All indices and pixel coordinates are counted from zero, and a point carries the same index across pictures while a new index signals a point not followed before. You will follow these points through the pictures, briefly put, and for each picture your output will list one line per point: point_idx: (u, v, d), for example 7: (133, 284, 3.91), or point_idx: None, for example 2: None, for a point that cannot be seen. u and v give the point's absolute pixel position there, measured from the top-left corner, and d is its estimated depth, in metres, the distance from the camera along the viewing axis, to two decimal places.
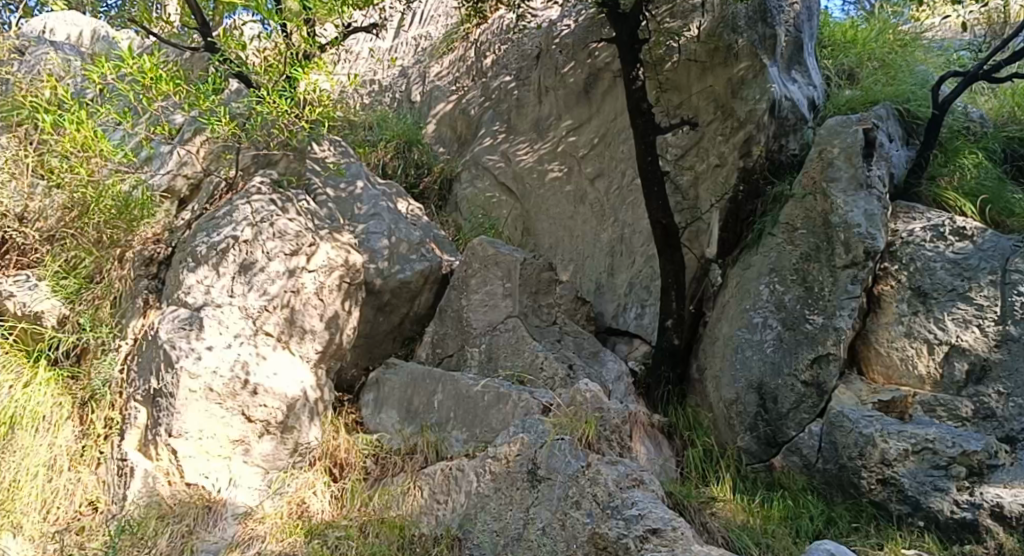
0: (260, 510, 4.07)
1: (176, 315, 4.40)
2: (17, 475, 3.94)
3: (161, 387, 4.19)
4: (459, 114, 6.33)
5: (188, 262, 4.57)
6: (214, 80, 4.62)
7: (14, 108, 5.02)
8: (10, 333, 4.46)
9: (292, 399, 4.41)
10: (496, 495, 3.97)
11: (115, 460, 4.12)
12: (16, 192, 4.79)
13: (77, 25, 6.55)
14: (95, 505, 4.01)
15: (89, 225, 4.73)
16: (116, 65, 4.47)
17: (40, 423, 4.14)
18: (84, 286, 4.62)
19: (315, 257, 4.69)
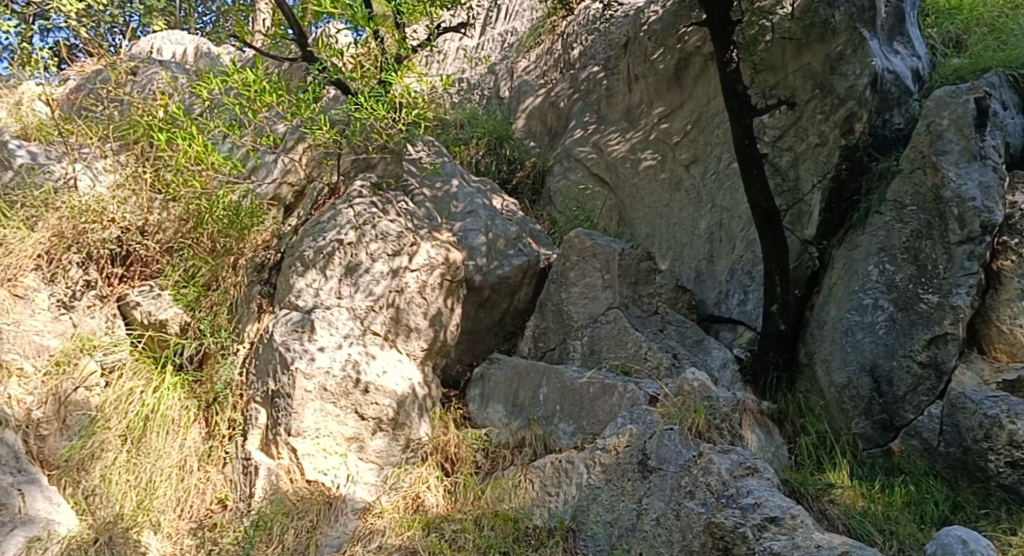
0: (377, 505, 4.19)
1: (289, 318, 4.56)
2: (153, 475, 4.13)
3: (279, 388, 4.36)
4: (549, 107, 6.33)
5: (297, 266, 4.74)
6: (313, 88, 4.74)
7: (131, 127, 5.21)
8: (139, 341, 4.68)
9: (401, 396, 4.51)
10: (608, 486, 3.99)
11: (240, 460, 4.30)
12: (135, 207, 4.96)
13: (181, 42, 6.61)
14: (224, 502, 4.19)
15: (203, 234, 4.93)
16: (223, 80, 4.70)
17: (170, 426, 4.31)
18: (202, 294, 4.81)
19: (416, 256, 4.76)
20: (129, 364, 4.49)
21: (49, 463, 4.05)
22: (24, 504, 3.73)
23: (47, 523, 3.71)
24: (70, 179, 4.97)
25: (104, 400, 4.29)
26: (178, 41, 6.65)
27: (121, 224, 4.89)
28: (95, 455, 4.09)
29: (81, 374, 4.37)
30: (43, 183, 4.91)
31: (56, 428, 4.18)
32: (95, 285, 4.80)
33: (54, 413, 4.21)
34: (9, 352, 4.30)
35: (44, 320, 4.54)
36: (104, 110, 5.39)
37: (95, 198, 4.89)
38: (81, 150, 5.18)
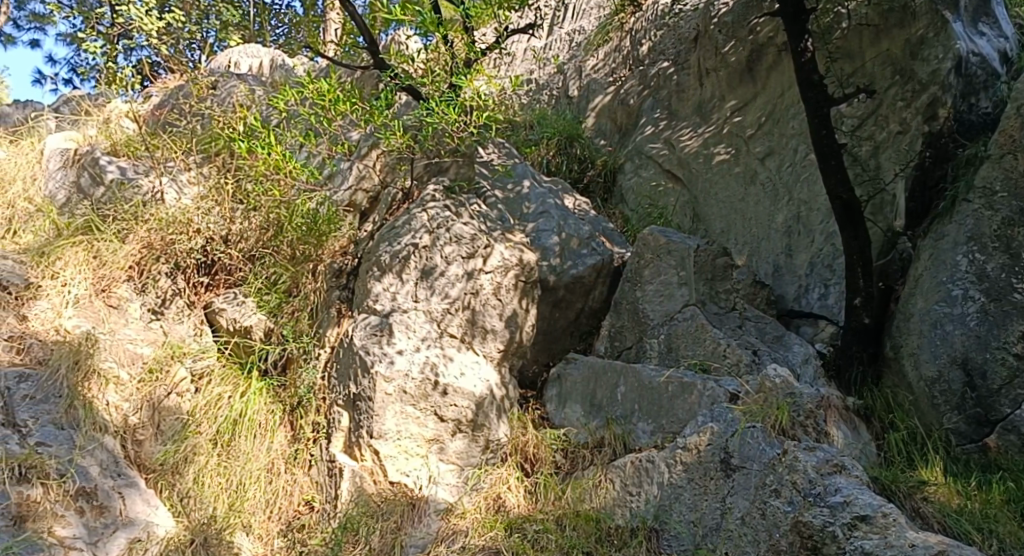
0: (460, 506, 4.23)
1: (367, 322, 4.62)
2: (243, 478, 4.25)
3: (360, 392, 4.44)
4: (619, 105, 6.29)
5: (374, 271, 4.79)
6: (386, 96, 4.81)
7: (212, 139, 5.41)
8: (226, 347, 4.83)
9: (479, 397, 4.53)
10: (690, 485, 3.94)
11: (325, 462, 4.39)
12: (218, 217, 5.08)
13: (257, 56, 6.68)
14: (311, 504, 4.30)
15: (283, 242, 5.05)
16: (299, 91, 4.84)
17: (258, 429, 4.43)
18: (284, 300, 4.93)
19: (491, 258, 4.80)
20: (217, 370, 4.62)
21: (145, 467, 4.18)
22: (125, 506, 3.87)
23: (146, 525, 3.84)
24: (157, 192, 5.12)
25: (195, 405, 4.43)
26: (254, 55, 6.70)
27: (205, 234, 5.02)
28: (188, 459, 4.23)
29: (172, 380, 4.52)
30: (133, 197, 5.08)
31: (151, 433, 4.30)
32: (183, 293, 4.97)
33: (148, 418, 4.34)
34: (107, 360, 4.41)
35: (137, 328, 4.69)
36: (187, 124, 5.56)
37: (181, 210, 5.02)
38: (166, 163, 5.34)
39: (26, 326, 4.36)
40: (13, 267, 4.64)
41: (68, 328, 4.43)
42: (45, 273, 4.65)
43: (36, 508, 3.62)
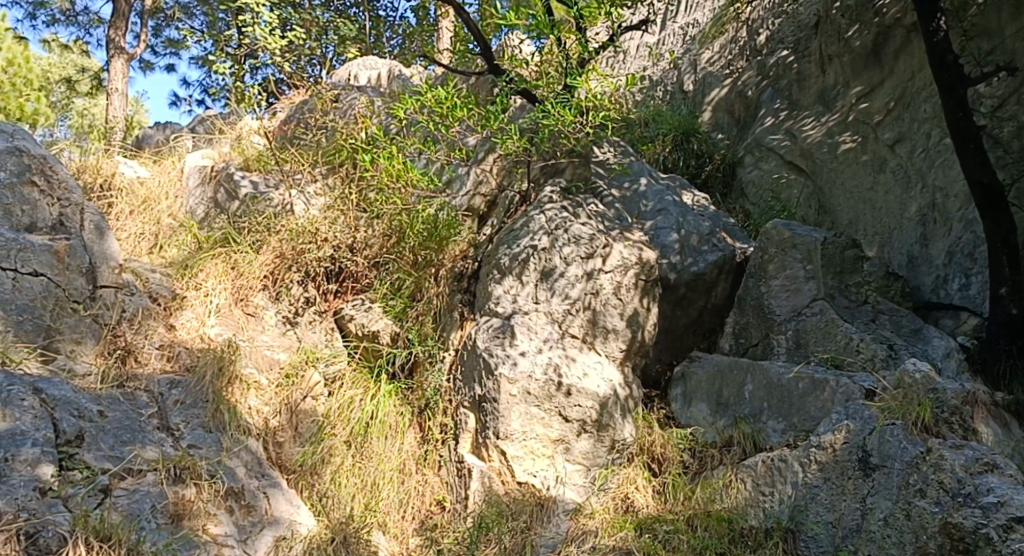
0: (588, 506, 4.24)
1: (490, 324, 4.69)
2: (377, 479, 4.41)
3: (485, 393, 4.51)
4: (736, 97, 6.16)
5: (493, 274, 4.86)
6: (501, 100, 4.87)
7: (336, 150, 5.60)
8: (356, 351, 4.98)
9: (604, 397, 4.51)
10: (827, 485, 3.81)
11: (454, 463, 4.53)
12: (344, 226, 5.26)
13: (376, 67, 6.85)
14: (443, 504, 4.46)
15: (406, 248, 5.16)
16: (418, 100, 4.93)
17: (389, 431, 4.60)
18: (408, 305, 5.05)
19: (610, 258, 4.77)
20: (348, 374, 4.81)
21: (287, 468, 4.36)
22: (270, 505, 4.06)
23: (290, 523, 4.03)
24: (287, 204, 5.32)
25: (329, 407, 4.61)
26: (372, 66, 6.87)
27: (332, 243, 5.20)
28: (325, 460, 4.39)
29: (307, 384, 4.71)
30: (265, 209, 5.28)
31: (290, 435, 4.49)
32: (313, 301, 5.16)
33: (287, 421, 4.53)
34: (248, 366, 4.64)
35: (273, 335, 4.91)
36: (313, 137, 5.78)
37: (309, 220, 5.22)
38: (294, 176, 5.56)
39: (174, 335, 4.60)
40: (162, 278, 4.87)
41: (211, 335, 4.67)
42: (189, 285, 4.88)
43: (190, 507, 3.81)
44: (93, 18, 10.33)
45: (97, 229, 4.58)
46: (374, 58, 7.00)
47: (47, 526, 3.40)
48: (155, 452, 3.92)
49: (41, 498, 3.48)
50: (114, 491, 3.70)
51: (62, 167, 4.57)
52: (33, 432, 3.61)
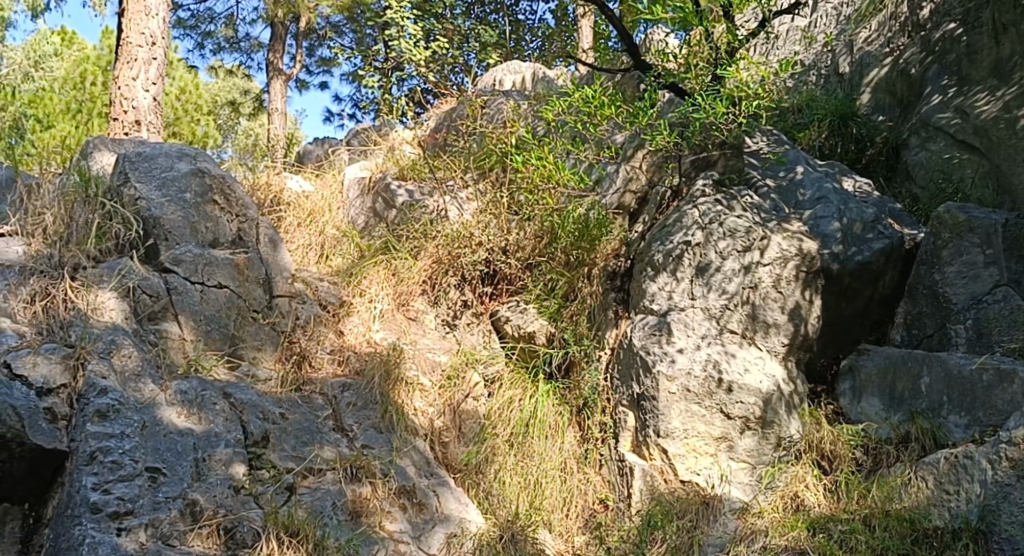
0: (756, 505, 4.15)
1: (645, 322, 4.67)
2: (539, 477, 4.49)
3: (644, 391, 4.50)
4: (898, 76, 5.85)
5: (647, 271, 4.82)
6: (649, 95, 4.83)
7: (487, 155, 5.72)
8: (513, 352, 5.07)
9: (767, 393, 4.41)
10: (1021, 483, 3.56)
11: (615, 461, 4.56)
12: (496, 229, 5.34)
13: (519, 71, 6.84)
14: (606, 502, 4.51)
15: (558, 249, 5.19)
16: (566, 101, 4.99)
17: (549, 430, 4.67)
18: (563, 305, 5.10)
19: (768, 250, 4.65)
20: (506, 375, 4.90)
21: (453, 467, 4.49)
22: (440, 503, 4.20)
23: (460, 521, 4.15)
24: (441, 210, 5.49)
25: (490, 408, 4.72)
26: (516, 71, 6.83)
27: (486, 247, 5.28)
28: (489, 459, 4.50)
29: (468, 385, 4.83)
30: (421, 217, 5.44)
31: (454, 435, 4.62)
32: (470, 304, 5.30)
33: (451, 421, 4.68)
34: (412, 369, 4.81)
35: (434, 338, 5.09)
36: (463, 143, 5.90)
37: (462, 225, 5.35)
38: (446, 183, 5.70)
39: (344, 340, 4.85)
40: (329, 287, 5.11)
41: (377, 339, 4.90)
42: (354, 291, 5.11)
43: (368, 504, 4.00)
44: (253, 43, 10.98)
45: (270, 242, 4.91)
46: (519, 62, 6.99)
47: (243, 521, 3.64)
48: (333, 452, 4.14)
49: (236, 495, 3.73)
50: (299, 489, 3.93)
51: (238, 185, 4.86)
52: (226, 433, 3.87)
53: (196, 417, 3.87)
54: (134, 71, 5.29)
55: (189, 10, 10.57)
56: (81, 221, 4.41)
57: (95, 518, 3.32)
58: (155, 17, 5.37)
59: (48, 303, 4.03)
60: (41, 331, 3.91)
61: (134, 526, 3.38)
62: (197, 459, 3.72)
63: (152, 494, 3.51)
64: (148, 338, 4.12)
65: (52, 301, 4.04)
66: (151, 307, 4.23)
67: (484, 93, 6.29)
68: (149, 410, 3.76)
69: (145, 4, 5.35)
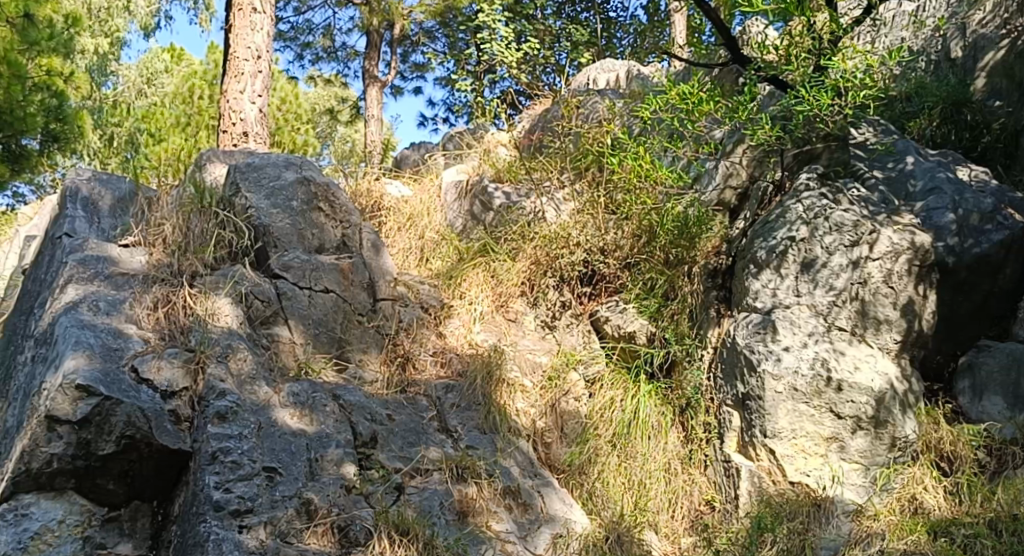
0: (872, 508, 4.03)
1: (749, 320, 4.58)
2: (644, 478, 4.47)
3: (749, 390, 4.43)
4: (1017, 59, 5.57)
5: (750, 268, 4.73)
6: (749, 89, 4.72)
7: (583, 155, 5.68)
8: (613, 352, 5.04)
9: (879, 392, 4.26)
10: None
11: (721, 462, 4.49)
12: (594, 229, 5.33)
13: (613, 69, 6.83)
14: (712, 503, 4.44)
15: (657, 248, 5.14)
16: (663, 98, 4.90)
17: (652, 431, 4.64)
18: (663, 304, 5.03)
19: (878, 244, 4.49)
20: (607, 375, 4.89)
21: (556, 468, 4.51)
22: (545, 504, 4.20)
23: (565, 522, 4.13)
24: (539, 212, 5.50)
25: (592, 408, 4.72)
26: (610, 69, 6.84)
27: (585, 247, 5.29)
28: (592, 459, 4.50)
29: (569, 385, 4.85)
30: (519, 218, 5.47)
31: (557, 436, 4.65)
32: (570, 305, 5.30)
33: (554, 422, 4.69)
34: (513, 370, 4.84)
35: (534, 339, 5.12)
36: (560, 142, 5.87)
37: (561, 225, 5.36)
38: (543, 184, 5.73)
39: (445, 342, 4.92)
40: (430, 290, 5.20)
41: (478, 341, 4.94)
42: (455, 294, 5.19)
43: (474, 504, 4.02)
44: (350, 52, 11.24)
45: (373, 246, 5.00)
46: (613, 61, 6.98)
47: (355, 520, 3.73)
48: (439, 453, 4.20)
49: (348, 494, 3.82)
50: (407, 489, 3.99)
51: (342, 192, 4.97)
52: (336, 434, 3.99)
53: (307, 418, 4.01)
54: (241, 85, 5.50)
55: (288, 22, 10.93)
56: (198, 230, 4.59)
57: (218, 516, 3.47)
58: (260, 31, 5.58)
59: (170, 309, 4.21)
60: (164, 336, 4.09)
61: (254, 523, 3.52)
62: (311, 459, 3.84)
63: (269, 493, 3.63)
64: (261, 342, 4.27)
65: (172, 308, 4.21)
66: (263, 312, 4.39)
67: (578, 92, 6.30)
68: (264, 411, 3.90)
69: (251, 18, 5.57)
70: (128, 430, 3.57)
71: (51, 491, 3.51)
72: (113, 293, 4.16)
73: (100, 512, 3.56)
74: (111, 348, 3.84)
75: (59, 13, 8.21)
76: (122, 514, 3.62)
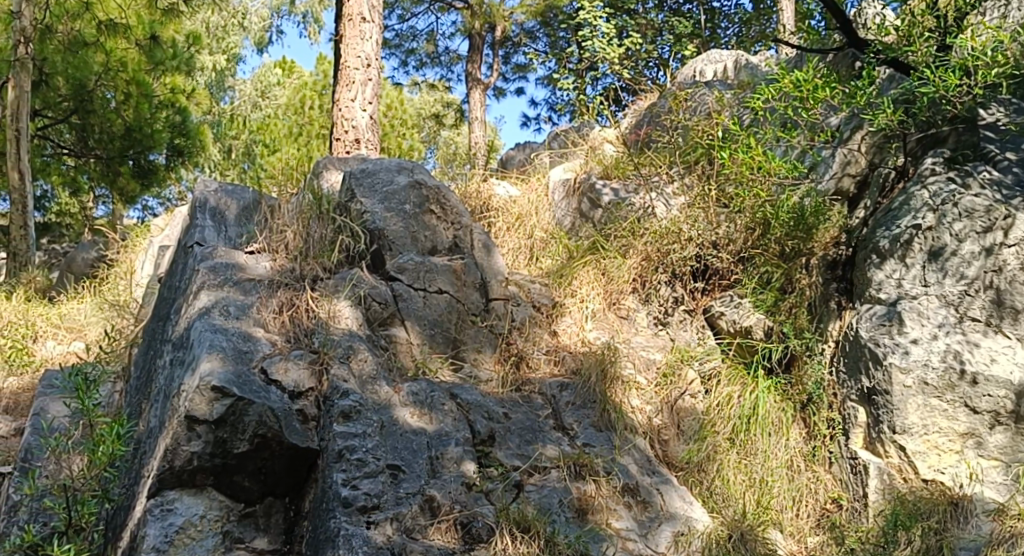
0: (1015, 507, 3.84)
1: (872, 312, 4.42)
2: (765, 475, 4.38)
3: (875, 385, 4.28)
4: None
5: (872, 258, 4.56)
6: (868, 73, 4.57)
7: (693, 148, 5.62)
8: (729, 348, 5.00)
9: (1019, 385, 4.06)
10: None
11: (847, 459, 4.36)
12: (706, 223, 5.24)
13: (720, 61, 6.71)
14: (839, 502, 4.32)
15: (772, 240, 5.02)
16: (777, 87, 4.79)
17: (773, 427, 4.54)
18: (780, 297, 4.93)
19: (1013, 229, 4.29)
20: (724, 371, 4.81)
21: (674, 465, 4.43)
22: (665, 502, 4.14)
23: (687, 520, 4.08)
24: (648, 207, 5.48)
25: (709, 405, 4.64)
26: (717, 60, 6.71)
27: (697, 242, 5.22)
28: (710, 457, 4.41)
29: (685, 383, 4.77)
30: (629, 214, 5.46)
31: (674, 433, 4.56)
32: (682, 301, 5.24)
33: (670, 419, 4.60)
34: (627, 367, 4.78)
35: (647, 337, 5.06)
36: (669, 137, 5.82)
37: (671, 221, 5.29)
38: (652, 179, 5.68)
39: (558, 340, 4.93)
40: (541, 289, 5.22)
41: (591, 339, 4.94)
42: (566, 292, 5.18)
43: (593, 502, 4.00)
44: (453, 57, 11.40)
45: (484, 247, 5.07)
46: (720, 51, 6.86)
47: (477, 517, 3.76)
48: (556, 451, 4.20)
49: (469, 491, 3.85)
50: (526, 486, 4.01)
51: (452, 194, 5.04)
52: (455, 433, 4.05)
53: (427, 417, 4.08)
54: (353, 93, 5.67)
55: (392, 31, 11.23)
56: (317, 236, 4.75)
57: (347, 512, 3.56)
58: (369, 40, 5.72)
59: (295, 313, 4.36)
60: (290, 339, 4.24)
61: (381, 519, 3.60)
62: (432, 457, 3.90)
63: (393, 490, 3.72)
64: (380, 343, 4.39)
65: (296, 312, 4.37)
66: (381, 314, 4.49)
67: (686, 86, 6.16)
68: (386, 410, 3.99)
69: (360, 28, 5.72)
70: (260, 429, 3.72)
71: (192, 488, 3.68)
72: (241, 298, 4.32)
73: (237, 508, 3.71)
74: (242, 351, 3.99)
75: (182, 31, 8.95)
76: (257, 510, 3.75)
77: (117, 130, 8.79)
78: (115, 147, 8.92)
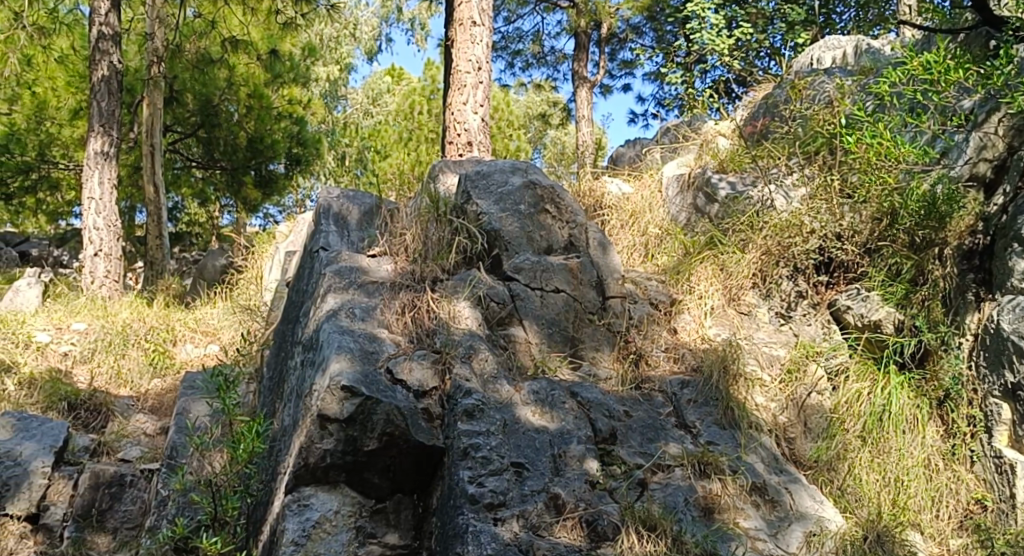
0: None
1: (1015, 303, 4.20)
2: (900, 474, 4.22)
3: (1020, 381, 4.09)
4: None
5: (1014, 247, 4.34)
6: (1006, 52, 4.32)
7: (813, 139, 5.43)
8: (857, 344, 4.81)
9: None
10: None
11: (991, 458, 4.18)
12: (829, 214, 5.11)
13: (838, 46, 6.53)
14: (983, 502, 4.14)
15: (901, 230, 4.86)
16: (904, 69, 4.61)
17: (908, 425, 4.37)
18: (911, 289, 4.75)
19: None
20: (853, 366, 4.64)
21: (802, 463, 4.30)
22: (794, 501, 4.02)
23: (819, 520, 3.94)
24: (768, 200, 5.34)
25: (837, 401, 4.50)
26: (835, 46, 6.53)
27: (820, 234, 5.10)
28: (841, 455, 4.29)
29: (811, 380, 4.62)
30: (747, 208, 5.36)
31: (801, 430, 4.42)
32: (806, 294, 5.11)
33: (796, 416, 4.48)
34: (750, 363, 4.68)
35: (769, 332, 4.93)
36: (788, 126, 5.66)
37: (792, 213, 5.19)
38: (771, 171, 5.52)
39: (677, 338, 4.86)
40: (658, 286, 5.17)
41: (711, 335, 4.85)
42: (684, 289, 5.10)
43: (719, 501, 3.93)
44: (558, 56, 11.43)
45: (600, 245, 5.02)
46: (840, 36, 6.66)
47: (602, 515, 3.73)
48: (679, 449, 4.14)
49: (592, 489, 3.84)
50: (650, 484, 3.96)
51: (565, 192, 5.03)
52: (576, 430, 4.04)
53: (548, 415, 4.09)
54: (464, 96, 5.75)
55: (499, 32, 11.32)
56: (435, 238, 4.83)
57: (474, 508, 3.60)
58: (479, 44, 5.81)
59: (416, 314, 4.44)
60: (413, 339, 4.32)
61: (507, 516, 3.62)
62: (554, 455, 3.91)
63: (518, 487, 3.73)
64: (499, 342, 4.43)
65: (418, 312, 4.45)
66: (499, 313, 4.54)
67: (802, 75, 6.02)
68: (508, 409, 4.02)
69: (471, 32, 5.82)
70: (388, 427, 3.80)
71: (326, 484, 3.79)
72: (366, 300, 4.44)
73: (369, 504, 3.79)
74: (368, 351, 4.10)
75: (297, 45, 9.31)
76: (387, 506, 3.82)
77: (241, 141, 9.42)
78: (239, 159, 9.54)
